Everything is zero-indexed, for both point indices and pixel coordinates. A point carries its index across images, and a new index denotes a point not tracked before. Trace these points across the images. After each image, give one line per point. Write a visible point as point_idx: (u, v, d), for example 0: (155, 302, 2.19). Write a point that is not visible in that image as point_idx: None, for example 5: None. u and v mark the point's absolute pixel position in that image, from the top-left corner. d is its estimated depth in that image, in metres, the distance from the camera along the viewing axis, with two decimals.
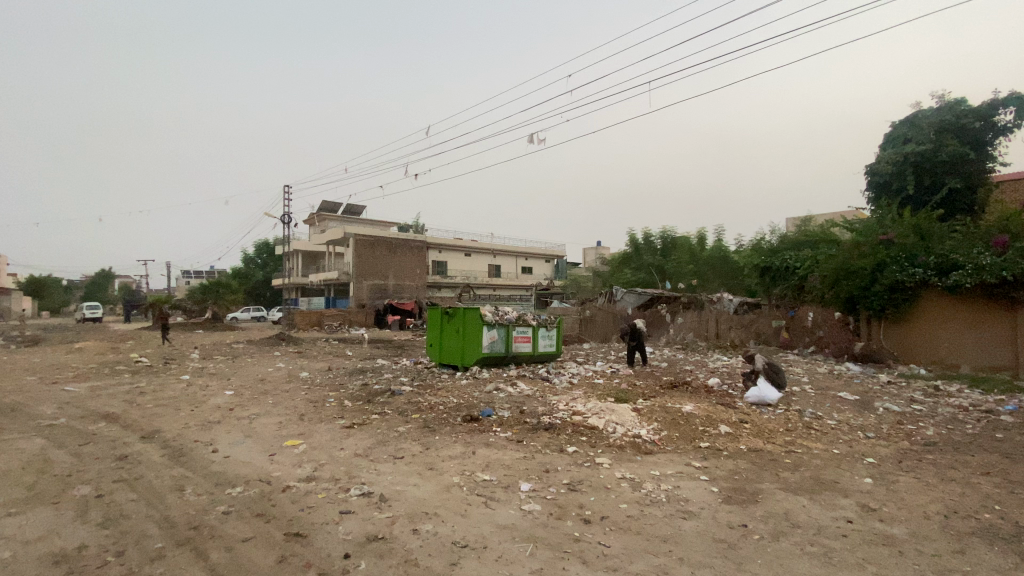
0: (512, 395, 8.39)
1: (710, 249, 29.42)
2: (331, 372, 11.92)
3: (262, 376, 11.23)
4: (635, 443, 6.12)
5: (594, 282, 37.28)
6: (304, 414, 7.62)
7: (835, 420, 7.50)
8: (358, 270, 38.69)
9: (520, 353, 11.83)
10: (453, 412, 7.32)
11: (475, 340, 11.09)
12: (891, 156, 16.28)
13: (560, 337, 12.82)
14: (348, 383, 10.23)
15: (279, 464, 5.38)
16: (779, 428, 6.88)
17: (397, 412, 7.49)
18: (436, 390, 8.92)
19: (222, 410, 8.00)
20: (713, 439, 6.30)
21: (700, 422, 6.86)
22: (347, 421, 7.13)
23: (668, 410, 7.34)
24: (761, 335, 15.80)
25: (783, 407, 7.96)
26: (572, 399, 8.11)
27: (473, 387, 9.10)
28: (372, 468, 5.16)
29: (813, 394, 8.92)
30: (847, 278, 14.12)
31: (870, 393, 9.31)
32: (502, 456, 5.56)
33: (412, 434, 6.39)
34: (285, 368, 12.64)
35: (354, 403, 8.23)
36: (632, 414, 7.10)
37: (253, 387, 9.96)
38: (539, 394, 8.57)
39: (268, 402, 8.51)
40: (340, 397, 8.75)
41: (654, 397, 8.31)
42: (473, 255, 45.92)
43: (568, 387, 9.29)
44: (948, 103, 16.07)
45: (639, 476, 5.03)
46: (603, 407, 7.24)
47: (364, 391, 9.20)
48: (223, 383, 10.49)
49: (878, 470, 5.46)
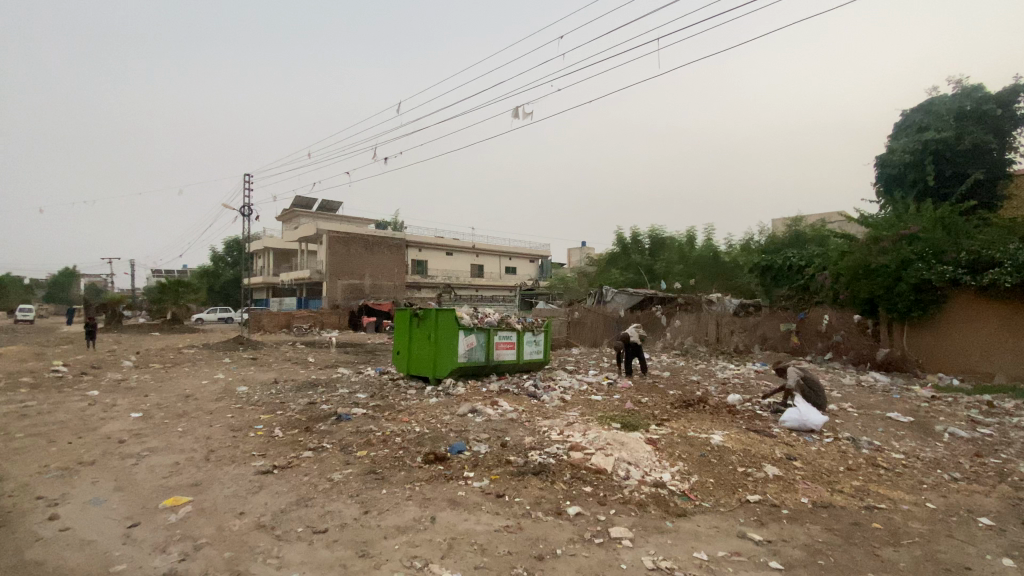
0: (492, 419, 6.65)
1: (702, 247, 28.06)
2: (276, 384, 10.04)
3: (189, 392, 9.29)
4: (660, 497, 4.41)
5: (580, 283, 35.74)
6: (217, 449, 5.77)
7: (901, 454, 5.92)
8: (331, 269, 36.61)
9: (502, 362, 10.12)
10: (411, 446, 5.54)
11: (448, 347, 9.28)
12: (907, 145, 14.95)
13: (549, 343, 11.15)
14: (291, 401, 8.36)
15: (132, 548, 3.56)
16: (840, 469, 5.25)
17: (340, 447, 5.68)
18: (396, 412, 7.12)
19: (106, 445, 6.10)
20: (762, 489, 4.64)
21: (738, 461, 5.20)
22: (268, 462, 5.30)
23: (691, 441, 5.67)
24: (767, 340, 14.26)
25: (830, 434, 6.34)
26: (568, 425, 6.39)
27: (443, 407, 7.34)
28: (272, 558, 3.38)
29: (858, 414, 7.37)
30: (867, 276, 12.56)
31: (922, 412, 7.78)
32: (474, 526, 3.82)
33: (351, 486, 4.61)
34: (224, 380, 10.69)
35: (286, 432, 6.39)
36: (648, 448, 5.42)
37: (169, 407, 8.03)
38: (526, 417, 6.83)
39: (175, 430, 6.62)
40: (272, 422, 6.87)
41: (668, 420, 6.64)
42: (455, 254, 44.04)
43: (560, 406, 7.59)
44: (965, 89, 14.86)
45: (680, 564, 3.34)
46: (612, 440, 5.54)
47: (304, 413, 7.34)
48: (134, 401, 8.52)
49: (1010, 543, 3.87)
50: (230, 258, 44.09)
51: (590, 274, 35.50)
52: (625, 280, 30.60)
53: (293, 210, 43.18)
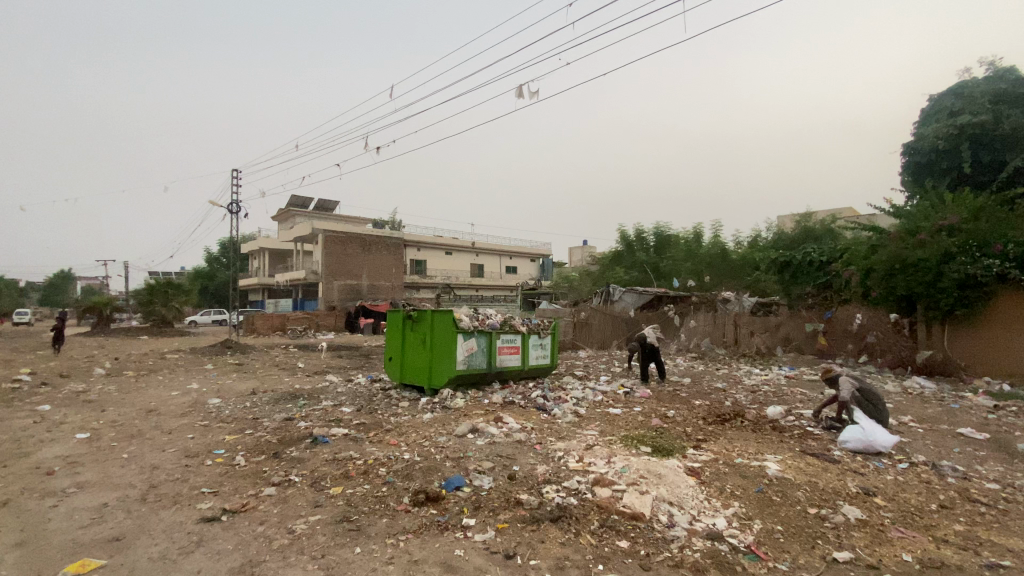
0: (497, 441, 5.59)
1: (710, 244, 27.06)
2: (254, 396, 8.96)
3: (153, 406, 8.22)
4: (720, 558, 3.37)
5: (583, 283, 34.72)
6: (161, 484, 4.73)
7: (995, 484, 4.89)
8: (327, 269, 35.49)
9: (506, 369, 9.09)
10: (399, 481, 4.49)
11: (447, 354, 8.23)
12: (939, 131, 13.91)
13: (556, 346, 10.14)
14: (266, 417, 7.31)
15: None
16: (933, 511, 4.22)
17: (311, 481, 4.63)
18: (383, 432, 6.07)
19: (29, 478, 5.04)
20: (849, 544, 3.61)
21: (805, 500, 4.17)
22: (218, 503, 4.25)
23: (742, 471, 4.63)
24: (791, 342, 13.27)
25: (902, 459, 5.30)
26: (589, 448, 5.34)
27: (439, 425, 6.28)
28: None
29: (925, 430, 6.33)
30: (903, 271, 11.49)
31: (994, 425, 6.73)
32: None
33: (316, 542, 3.56)
34: (197, 390, 9.62)
35: (250, 460, 5.33)
36: (691, 483, 4.39)
37: (124, 426, 6.97)
38: (537, 437, 5.78)
39: (119, 458, 5.56)
40: (238, 446, 5.83)
41: (706, 441, 5.62)
42: (454, 254, 43.04)
43: (575, 423, 6.53)
44: (1000, 71, 13.85)
45: None
46: (646, 472, 4.51)
47: (277, 433, 6.27)
48: (87, 418, 7.45)
49: None
50: (224, 259, 42.96)
51: (593, 273, 34.44)
52: (630, 279, 29.53)
53: (289, 210, 42.10)
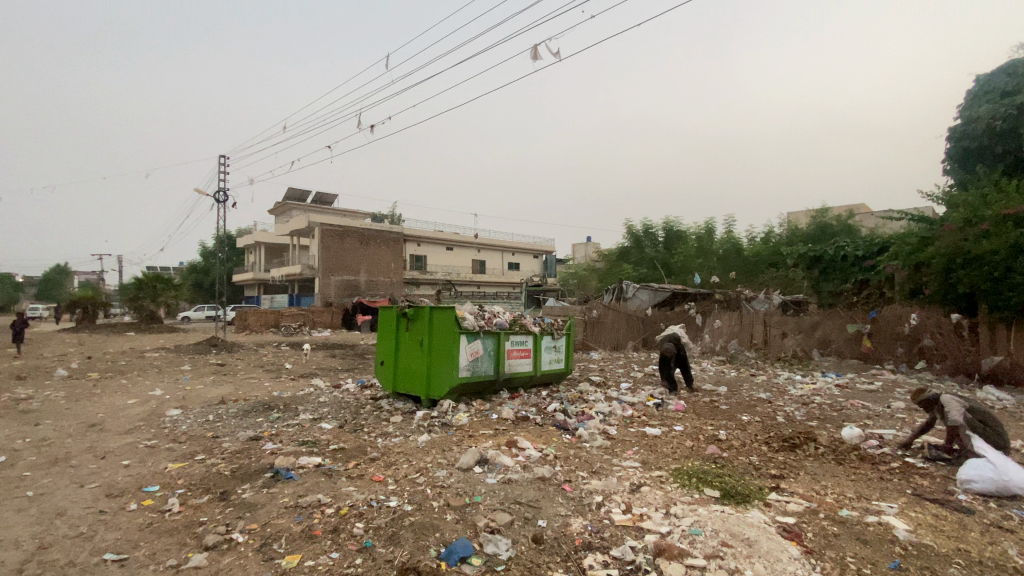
0: (514, 478, 4.27)
1: (724, 238, 25.84)
2: (221, 406, 7.63)
3: (98, 419, 6.90)
4: None
5: (589, 280, 33.44)
6: (51, 547, 3.41)
7: None
8: (323, 264, 33.96)
9: (515, 375, 7.80)
10: (380, 547, 3.19)
11: (447, 360, 6.91)
12: (993, 112, 12.58)
13: (571, 349, 8.83)
14: (227, 435, 6.00)
15: None
16: None
17: (258, 544, 3.31)
18: (366, 462, 4.76)
19: None
20: None
21: None
22: None
23: (858, 533, 3.34)
24: (829, 344, 12.01)
25: None
26: (638, 492, 4.01)
27: (438, 453, 4.97)
28: None
29: None
30: (964, 265, 10.16)
31: None
32: None
33: None
34: (158, 398, 8.30)
35: (188, 502, 4.03)
36: (794, 552, 3.10)
37: (49, 449, 5.63)
38: (564, 473, 4.45)
39: (20, 498, 4.25)
40: (179, 480, 4.51)
41: (785, 480, 4.30)
42: (455, 250, 41.81)
43: (607, 450, 5.22)
44: None
45: None
46: (730, 537, 3.19)
47: (234, 461, 4.97)
48: (13, 435, 6.15)
49: None
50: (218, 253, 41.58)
51: (599, 270, 33.18)
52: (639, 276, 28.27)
53: (286, 203, 40.78)
